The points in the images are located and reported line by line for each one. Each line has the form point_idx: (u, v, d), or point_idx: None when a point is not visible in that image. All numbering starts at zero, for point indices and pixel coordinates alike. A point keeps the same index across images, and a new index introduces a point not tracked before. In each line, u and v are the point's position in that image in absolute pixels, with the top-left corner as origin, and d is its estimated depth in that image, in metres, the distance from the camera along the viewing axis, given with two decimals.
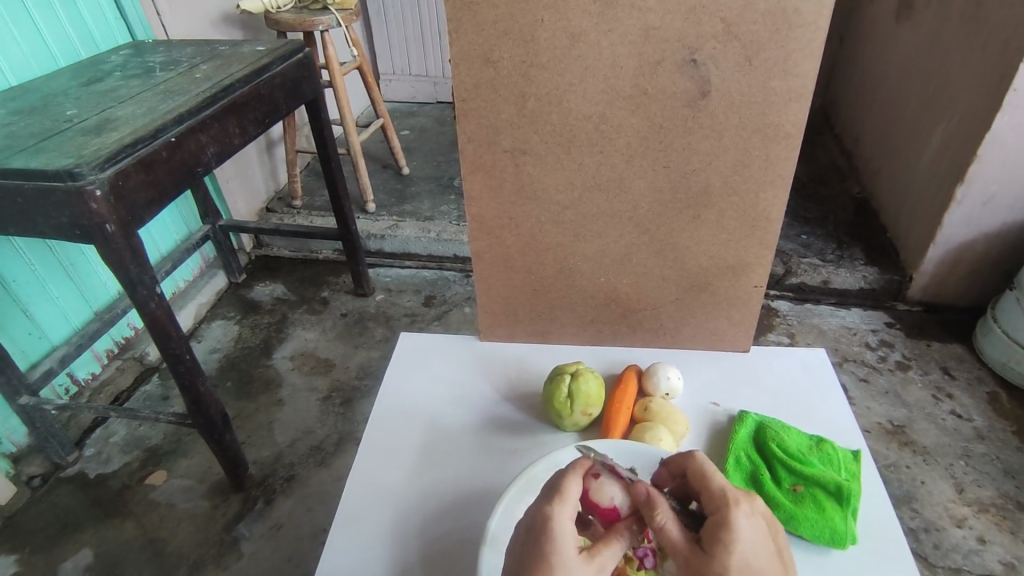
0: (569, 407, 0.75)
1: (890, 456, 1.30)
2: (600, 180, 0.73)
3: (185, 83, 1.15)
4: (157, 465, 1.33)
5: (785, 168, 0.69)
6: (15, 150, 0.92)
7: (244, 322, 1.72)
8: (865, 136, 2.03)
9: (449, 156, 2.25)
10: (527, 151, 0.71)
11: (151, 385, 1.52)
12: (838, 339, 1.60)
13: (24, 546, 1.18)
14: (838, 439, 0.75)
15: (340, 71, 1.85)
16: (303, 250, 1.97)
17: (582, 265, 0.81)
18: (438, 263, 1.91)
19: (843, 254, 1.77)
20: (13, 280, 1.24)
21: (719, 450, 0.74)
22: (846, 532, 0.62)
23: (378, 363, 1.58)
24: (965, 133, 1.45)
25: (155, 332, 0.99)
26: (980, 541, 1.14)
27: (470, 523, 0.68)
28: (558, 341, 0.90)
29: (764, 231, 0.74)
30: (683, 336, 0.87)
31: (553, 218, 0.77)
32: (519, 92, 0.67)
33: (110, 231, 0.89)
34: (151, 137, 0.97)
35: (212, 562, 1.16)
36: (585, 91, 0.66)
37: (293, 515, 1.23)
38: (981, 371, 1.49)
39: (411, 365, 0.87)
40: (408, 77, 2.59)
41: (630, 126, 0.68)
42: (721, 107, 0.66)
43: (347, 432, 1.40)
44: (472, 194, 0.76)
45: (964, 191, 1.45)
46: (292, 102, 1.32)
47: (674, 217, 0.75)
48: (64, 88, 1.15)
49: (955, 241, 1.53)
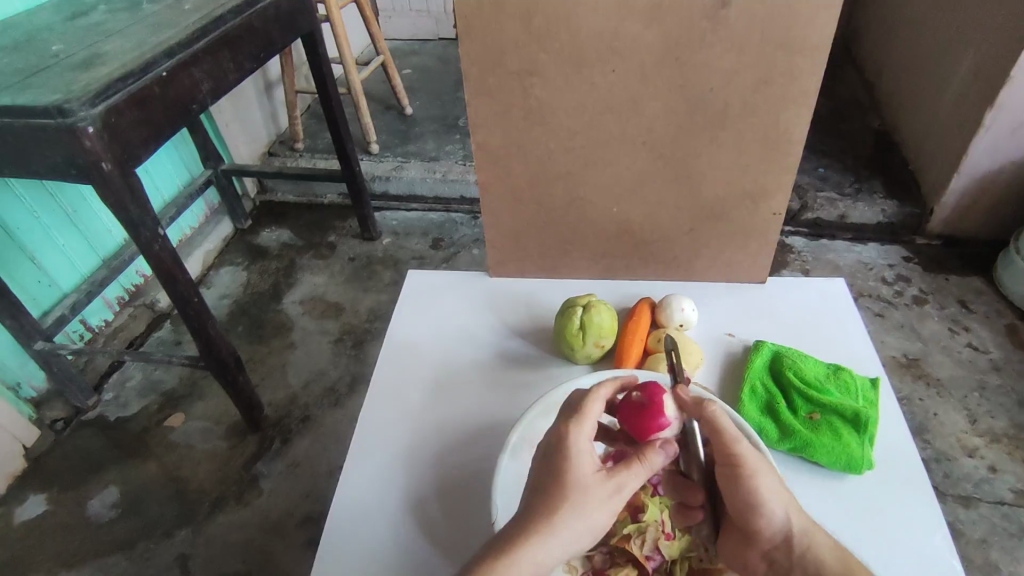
0: (581, 339, 0.73)
1: (903, 389, 1.29)
2: (612, 102, 0.69)
3: (174, 15, 1.10)
4: (175, 408, 1.36)
5: (811, 84, 0.65)
6: (2, 87, 0.88)
7: (252, 268, 1.71)
8: (889, 63, 1.93)
9: (453, 94, 2.18)
10: (535, 72, 0.67)
11: (164, 330, 1.53)
12: (854, 275, 1.57)
13: (52, 485, 1.22)
14: (856, 368, 0.73)
15: (337, 3, 1.76)
16: (308, 194, 1.94)
17: (593, 195, 0.78)
18: (445, 205, 1.88)
19: (862, 187, 1.72)
20: (16, 226, 1.23)
21: (734, 380, 0.73)
22: (862, 458, 0.62)
23: (388, 306, 1.58)
24: (997, 53, 1.37)
25: (161, 275, 0.98)
26: (991, 470, 1.15)
27: (483, 454, 0.68)
28: (568, 276, 0.88)
29: (786, 154, 0.71)
30: (698, 268, 0.84)
31: (562, 145, 0.73)
32: (525, 6, 0.63)
33: (107, 170, 0.87)
34: (143, 71, 0.93)
35: (234, 498, 1.19)
36: (597, 2, 0.62)
37: (310, 454, 1.26)
38: (1000, 304, 1.46)
39: (420, 302, 0.86)
40: (408, 12, 2.48)
41: (645, 40, 0.64)
42: (743, 16, 0.61)
43: (359, 374, 1.42)
44: (478, 121, 0.72)
45: (993, 116, 1.38)
46: (287, 35, 1.26)
47: (690, 140, 0.71)
48: (49, 23, 1.10)
49: (980, 170, 1.47)
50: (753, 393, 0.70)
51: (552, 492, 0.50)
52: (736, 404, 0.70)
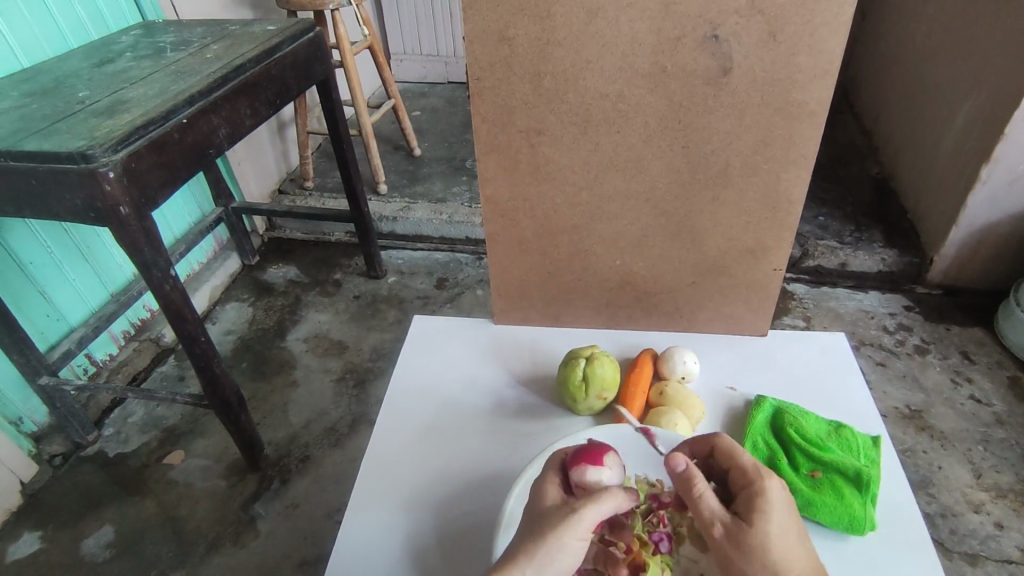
0: (584, 391, 0.74)
1: (907, 440, 1.28)
2: (616, 161, 0.71)
3: (196, 63, 1.14)
4: (175, 445, 1.35)
5: (809, 148, 0.67)
6: (28, 132, 0.92)
7: (258, 304, 1.73)
8: (887, 115, 1.98)
9: (460, 137, 2.23)
10: (542, 131, 0.70)
11: (168, 365, 1.54)
12: (855, 323, 1.58)
13: (48, 522, 1.21)
14: (857, 425, 0.74)
15: (351, 50, 1.82)
16: (315, 232, 1.97)
17: (597, 248, 0.80)
18: (450, 245, 1.91)
19: (861, 235, 1.74)
20: (29, 261, 1.25)
21: (736, 435, 0.73)
22: (864, 519, 0.62)
23: (391, 346, 1.58)
24: (991, 111, 1.41)
25: (170, 315, 1.00)
26: (997, 526, 1.13)
27: (485, 505, 0.68)
28: (571, 325, 0.89)
29: (786, 214, 0.73)
30: (700, 320, 0.86)
31: (568, 200, 0.75)
32: (534, 72, 0.66)
33: (123, 213, 0.90)
34: (163, 119, 0.96)
35: (230, 540, 1.18)
36: (603, 68, 0.65)
37: (309, 495, 1.25)
38: (1002, 355, 1.47)
39: (426, 347, 0.87)
40: (419, 56, 2.56)
41: (648, 105, 0.66)
42: (743, 84, 0.64)
43: (360, 414, 1.41)
44: (486, 175, 0.75)
45: (989, 171, 1.41)
46: (302, 82, 1.31)
47: (693, 198, 0.73)
48: (76, 69, 1.14)
49: (978, 223, 1.50)
50: (754, 449, 0.70)
51: (522, 532, 0.52)
52: None
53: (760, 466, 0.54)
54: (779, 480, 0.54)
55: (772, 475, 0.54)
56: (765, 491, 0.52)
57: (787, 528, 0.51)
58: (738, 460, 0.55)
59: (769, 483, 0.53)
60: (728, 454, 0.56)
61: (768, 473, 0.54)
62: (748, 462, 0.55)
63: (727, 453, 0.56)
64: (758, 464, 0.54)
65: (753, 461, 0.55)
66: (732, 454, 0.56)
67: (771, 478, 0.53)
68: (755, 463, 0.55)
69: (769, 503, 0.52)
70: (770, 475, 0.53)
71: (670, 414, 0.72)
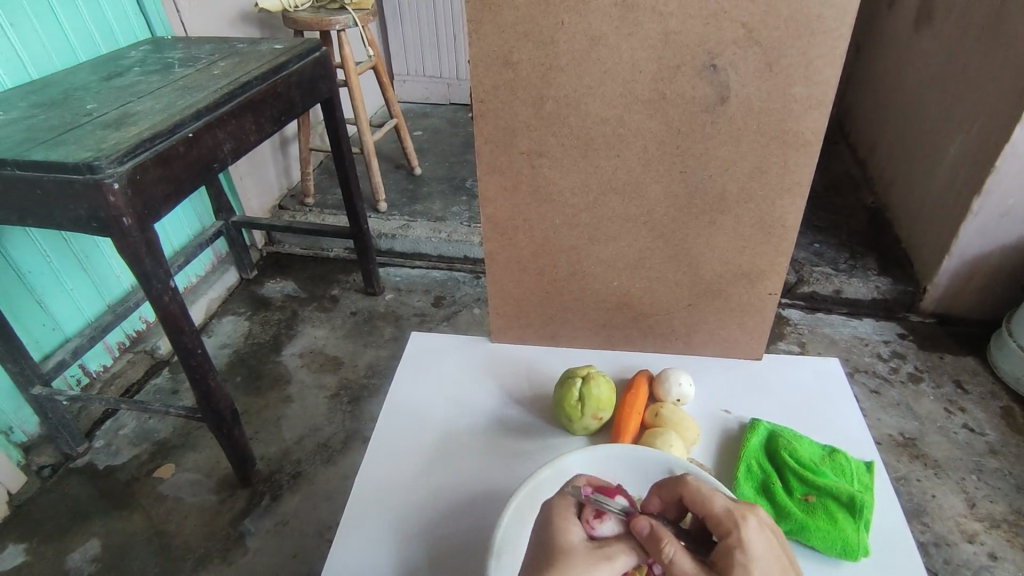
0: (579, 411, 0.74)
1: (900, 468, 1.29)
2: (616, 184, 0.73)
3: (204, 79, 1.16)
4: (165, 458, 1.34)
5: (804, 176, 0.68)
6: (34, 142, 0.93)
7: (255, 318, 1.73)
8: (881, 145, 2.02)
9: (461, 157, 2.26)
10: (544, 153, 0.72)
11: (162, 378, 1.53)
12: (849, 349, 1.59)
13: (33, 535, 1.19)
14: (850, 450, 0.74)
15: (355, 69, 1.85)
16: (315, 247, 1.98)
17: (595, 268, 0.81)
18: (448, 263, 1.92)
19: (856, 263, 1.76)
20: (28, 269, 1.25)
21: (730, 458, 0.73)
22: (857, 544, 0.62)
23: (387, 362, 1.58)
24: (984, 144, 1.43)
25: (168, 326, 1.00)
26: (991, 557, 1.13)
27: (478, 524, 0.68)
28: (568, 345, 0.90)
29: (780, 239, 0.74)
30: (696, 342, 0.86)
31: (567, 221, 0.77)
32: (537, 91, 0.67)
33: (126, 224, 0.90)
34: (169, 132, 0.98)
35: (217, 557, 1.16)
36: (604, 94, 0.66)
37: (299, 512, 1.24)
38: (995, 385, 1.47)
39: (421, 366, 0.87)
40: (422, 78, 2.60)
41: (648, 130, 0.68)
42: (740, 112, 0.65)
43: (354, 430, 1.41)
44: (487, 195, 0.76)
45: (981, 203, 1.44)
46: (307, 99, 1.32)
47: (689, 222, 0.74)
48: (85, 82, 1.16)
49: (971, 253, 1.52)
50: (748, 472, 0.70)
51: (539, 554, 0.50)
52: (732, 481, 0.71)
53: (731, 510, 0.51)
54: (755, 521, 0.51)
55: (745, 517, 0.50)
56: (740, 541, 0.49)
57: (771, 571, 0.48)
58: (711, 505, 0.52)
59: (744, 527, 0.50)
60: (699, 500, 0.53)
61: (742, 515, 0.51)
62: (720, 508, 0.52)
63: (698, 498, 0.54)
64: (731, 507, 0.51)
65: (725, 504, 0.52)
66: (703, 499, 0.53)
67: (746, 520, 0.50)
68: (727, 506, 0.51)
69: (746, 552, 0.48)
70: (742, 519, 0.50)
71: (665, 436, 0.72)
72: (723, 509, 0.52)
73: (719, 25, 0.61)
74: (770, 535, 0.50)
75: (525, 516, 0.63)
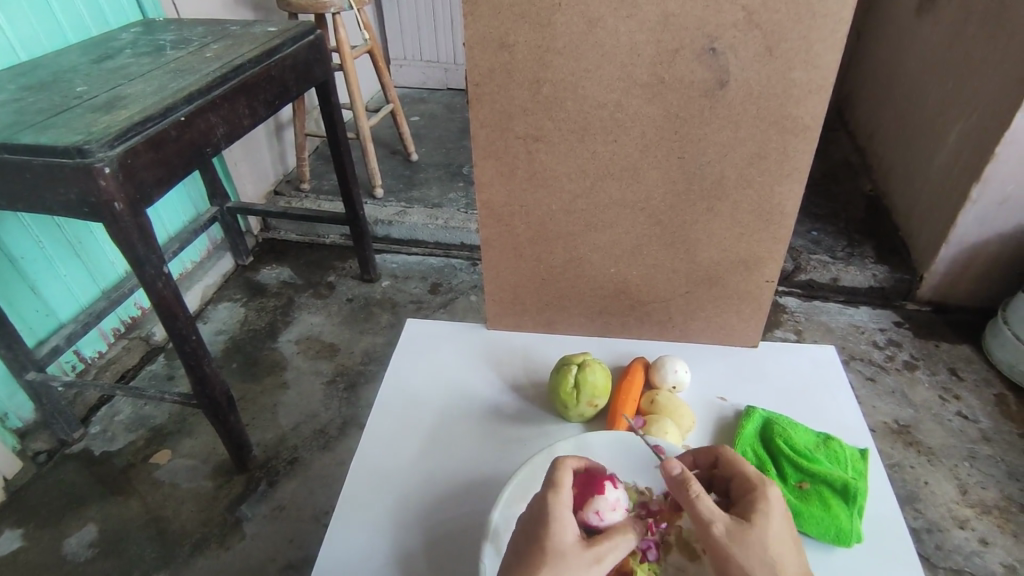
0: (574, 397, 0.74)
1: (894, 455, 1.29)
2: (613, 169, 0.72)
3: (196, 62, 1.14)
4: (162, 444, 1.34)
5: (802, 162, 0.68)
6: (23, 125, 0.92)
7: (250, 304, 1.72)
8: (880, 132, 2.01)
9: (458, 143, 2.24)
10: (541, 138, 0.71)
11: (158, 364, 1.53)
12: (845, 337, 1.59)
13: (29, 520, 1.19)
14: (845, 437, 0.74)
15: (351, 53, 1.83)
16: (310, 233, 1.97)
17: (592, 255, 0.80)
18: (445, 250, 1.91)
19: (853, 251, 1.76)
20: (21, 255, 1.24)
21: (725, 444, 0.74)
22: (851, 531, 0.62)
23: (383, 349, 1.58)
24: (984, 131, 1.42)
25: (162, 312, 0.99)
26: (982, 543, 1.14)
27: (473, 510, 0.68)
28: (565, 331, 0.89)
29: (778, 226, 0.73)
30: (693, 329, 0.86)
31: (564, 207, 0.76)
32: (534, 72, 0.66)
33: (118, 210, 0.89)
34: (161, 116, 0.96)
35: (214, 542, 1.17)
36: (602, 78, 0.65)
37: (296, 497, 1.24)
38: (989, 373, 1.48)
39: (416, 353, 0.87)
40: (419, 62, 2.57)
41: (646, 115, 0.67)
42: (738, 97, 0.65)
43: (350, 417, 1.41)
44: (483, 180, 0.75)
45: (979, 191, 1.43)
46: (302, 84, 1.31)
47: (687, 208, 0.74)
48: (75, 65, 1.14)
49: (968, 241, 1.52)
50: (743, 459, 0.70)
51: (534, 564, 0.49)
52: None
53: (762, 476, 0.54)
54: (778, 491, 0.54)
55: (772, 485, 0.54)
56: (765, 499, 0.52)
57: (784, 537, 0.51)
58: (741, 467, 0.56)
59: (771, 493, 0.53)
60: (729, 463, 0.57)
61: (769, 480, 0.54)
62: (750, 471, 0.55)
63: (729, 461, 0.57)
64: (760, 473, 0.55)
65: (754, 470, 0.55)
66: (732, 462, 0.57)
67: (772, 488, 0.53)
68: (754, 473, 0.55)
69: (770, 512, 0.51)
70: (772, 486, 0.53)
71: (662, 422, 0.72)
72: (754, 474, 0.55)
73: (719, 8, 0.60)
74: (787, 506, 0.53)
75: (518, 502, 0.62)
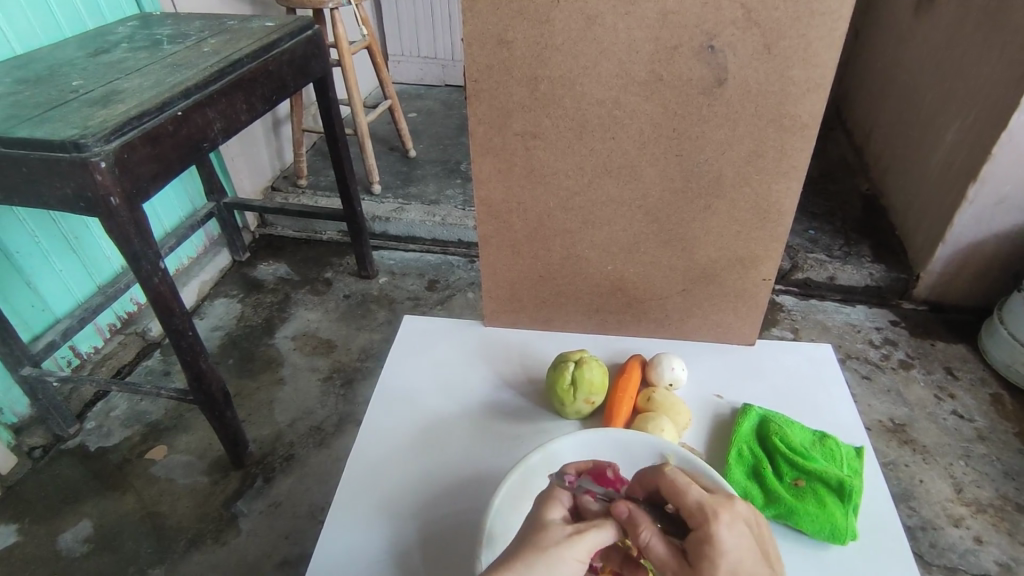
0: (571, 395, 0.74)
1: (890, 453, 1.30)
2: (611, 167, 0.72)
3: (193, 57, 1.14)
4: (157, 440, 1.34)
5: (800, 160, 0.68)
6: (19, 119, 0.91)
7: (247, 300, 1.72)
8: (877, 132, 2.02)
9: (456, 139, 2.23)
10: (539, 135, 0.70)
11: (154, 360, 1.53)
12: (841, 336, 1.60)
13: (24, 516, 1.19)
14: (841, 435, 0.74)
15: (349, 49, 1.82)
16: (307, 230, 1.97)
17: (588, 252, 0.80)
18: (442, 247, 1.91)
19: (850, 250, 1.76)
20: (17, 250, 1.23)
21: (720, 441, 0.74)
22: (845, 528, 0.62)
23: (380, 346, 1.58)
24: (981, 132, 1.43)
25: (157, 308, 0.99)
26: (976, 541, 1.14)
27: (470, 507, 0.67)
28: (562, 328, 0.89)
29: (775, 224, 0.74)
30: (689, 327, 0.86)
31: (561, 204, 0.76)
32: (532, 66, 0.66)
33: (114, 204, 0.89)
34: (158, 111, 0.96)
35: (211, 538, 1.16)
36: (600, 75, 0.65)
37: (293, 494, 1.24)
38: (985, 372, 1.49)
39: (412, 349, 0.86)
40: (417, 59, 2.56)
41: (644, 112, 0.67)
42: (737, 95, 0.65)
43: (347, 413, 1.41)
44: (481, 176, 0.75)
45: (976, 190, 1.43)
46: (300, 79, 1.30)
47: (685, 206, 0.74)
48: (71, 58, 1.14)
49: (964, 241, 1.52)
50: (739, 457, 0.71)
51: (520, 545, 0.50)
52: (723, 467, 0.71)
53: (705, 504, 0.50)
54: (727, 517, 0.49)
55: (717, 514, 0.49)
56: (710, 536, 0.48)
57: (742, 569, 0.47)
58: (684, 498, 0.52)
59: (714, 526, 0.49)
60: (671, 492, 0.52)
61: (714, 511, 0.50)
62: (689, 503, 0.51)
63: (673, 490, 0.52)
64: (704, 501, 0.50)
65: (697, 498, 0.51)
66: (677, 490, 0.52)
67: (718, 518, 0.49)
68: (700, 501, 0.50)
69: (716, 548, 0.48)
70: (715, 517, 0.49)
71: (658, 420, 0.72)
72: (696, 503, 0.50)
73: (718, 5, 0.60)
74: (742, 530, 0.50)
75: (515, 498, 0.63)
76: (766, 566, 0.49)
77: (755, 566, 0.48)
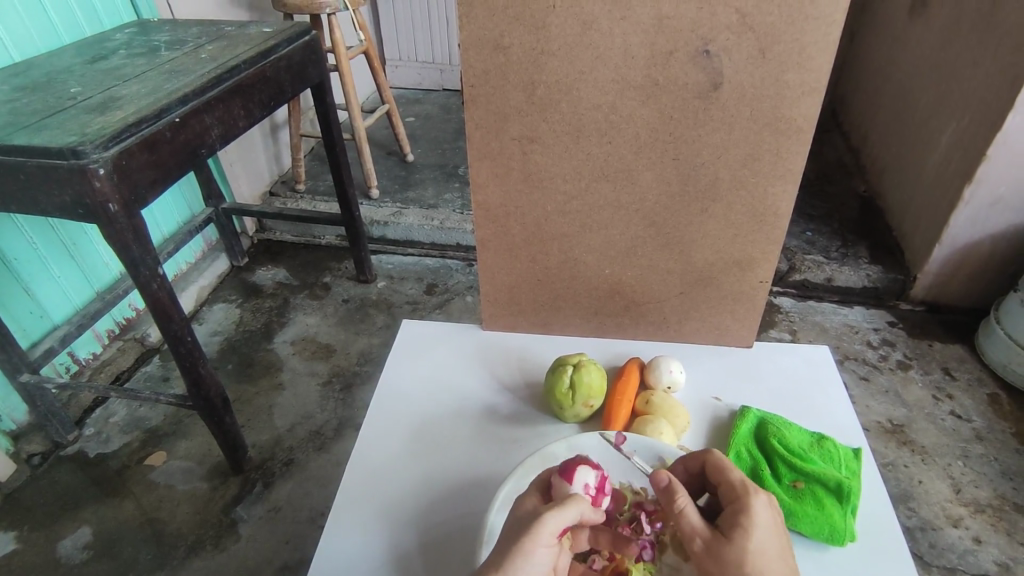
0: (569, 398, 0.74)
1: (888, 454, 1.30)
2: (608, 171, 0.72)
3: (191, 63, 1.14)
4: (157, 446, 1.34)
5: (797, 163, 0.68)
6: (17, 126, 0.91)
7: (245, 305, 1.72)
8: (872, 133, 2.02)
9: (454, 143, 2.24)
10: (536, 139, 0.71)
11: (152, 366, 1.52)
12: (840, 337, 1.60)
13: (23, 523, 1.19)
14: (839, 437, 0.75)
15: (347, 54, 1.82)
16: (306, 234, 1.97)
17: (585, 256, 0.80)
18: (440, 251, 1.91)
19: (847, 252, 1.76)
20: (15, 257, 1.23)
21: (719, 444, 0.74)
22: (844, 529, 0.63)
23: (379, 350, 1.58)
24: (976, 133, 1.43)
25: (156, 314, 0.99)
26: (975, 541, 1.14)
27: (469, 510, 0.68)
28: (561, 332, 0.90)
29: (771, 227, 0.74)
30: (687, 330, 0.87)
31: (558, 209, 0.76)
32: (529, 72, 0.66)
33: (113, 210, 0.89)
34: (156, 117, 0.96)
35: (210, 543, 1.16)
36: (596, 80, 0.66)
37: (292, 499, 1.24)
38: (982, 372, 1.49)
39: (412, 352, 0.87)
40: (414, 63, 2.57)
41: (640, 117, 0.68)
42: (732, 99, 0.65)
43: (347, 418, 1.41)
44: (479, 181, 0.75)
45: (972, 191, 1.44)
46: (297, 84, 1.31)
47: (682, 209, 0.74)
48: (69, 65, 1.14)
49: (961, 241, 1.52)
50: (738, 459, 0.71)
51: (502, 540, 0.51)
52: None
53: (747, 484, 0.53)
54: (764, 498, 0.53)
55: (757, 492, 0.53)
56: (748, 509, 0.51)
57: (770, 545, 0.50)
58: (727, 475, 0.55)
59: (753, 501, 0.52)
60: (716, 469, 0.56)
61: (754, 490, 0.53)
62: (732, 480, 0.54)
63: (716, 468, 0.56)
64: (746, 480, 0.54)
65: (739, 478, 0.54)
66: (720, 468, 0.56)
67: (757, 496, 0.52)
68: (742, 479, 0.54)
69: (751, 520, 0.51)
70: (755, 494, 0.52)
71: (656, 422, 0.73)
72: (739, 480, 0.54)
73: (712, 10, 0.60)
74: (775, 516, 0.52)
75: (514, 499, 0.63)
76: (790, 554, 0.52)
77: (780, 550, 0.51)
